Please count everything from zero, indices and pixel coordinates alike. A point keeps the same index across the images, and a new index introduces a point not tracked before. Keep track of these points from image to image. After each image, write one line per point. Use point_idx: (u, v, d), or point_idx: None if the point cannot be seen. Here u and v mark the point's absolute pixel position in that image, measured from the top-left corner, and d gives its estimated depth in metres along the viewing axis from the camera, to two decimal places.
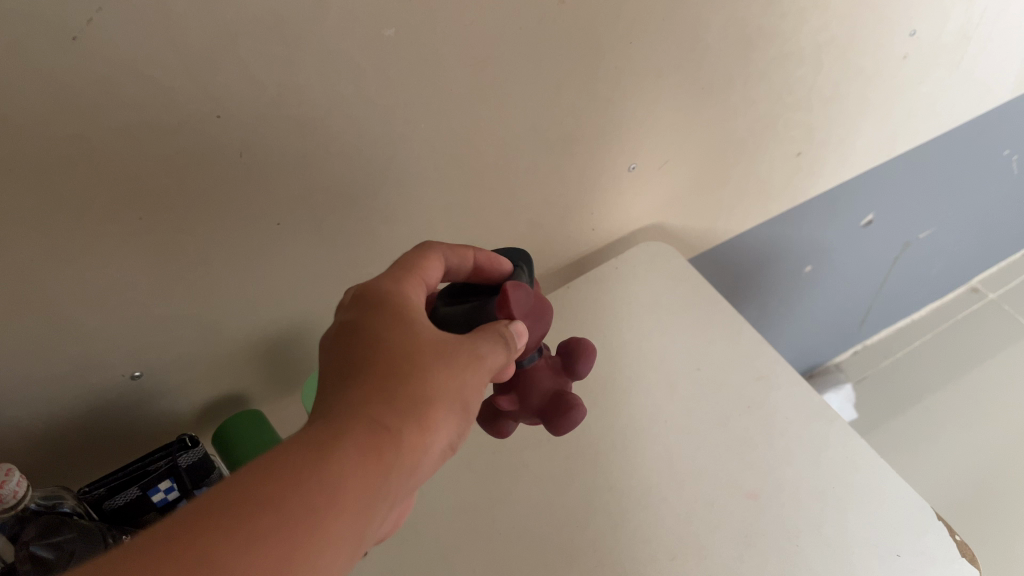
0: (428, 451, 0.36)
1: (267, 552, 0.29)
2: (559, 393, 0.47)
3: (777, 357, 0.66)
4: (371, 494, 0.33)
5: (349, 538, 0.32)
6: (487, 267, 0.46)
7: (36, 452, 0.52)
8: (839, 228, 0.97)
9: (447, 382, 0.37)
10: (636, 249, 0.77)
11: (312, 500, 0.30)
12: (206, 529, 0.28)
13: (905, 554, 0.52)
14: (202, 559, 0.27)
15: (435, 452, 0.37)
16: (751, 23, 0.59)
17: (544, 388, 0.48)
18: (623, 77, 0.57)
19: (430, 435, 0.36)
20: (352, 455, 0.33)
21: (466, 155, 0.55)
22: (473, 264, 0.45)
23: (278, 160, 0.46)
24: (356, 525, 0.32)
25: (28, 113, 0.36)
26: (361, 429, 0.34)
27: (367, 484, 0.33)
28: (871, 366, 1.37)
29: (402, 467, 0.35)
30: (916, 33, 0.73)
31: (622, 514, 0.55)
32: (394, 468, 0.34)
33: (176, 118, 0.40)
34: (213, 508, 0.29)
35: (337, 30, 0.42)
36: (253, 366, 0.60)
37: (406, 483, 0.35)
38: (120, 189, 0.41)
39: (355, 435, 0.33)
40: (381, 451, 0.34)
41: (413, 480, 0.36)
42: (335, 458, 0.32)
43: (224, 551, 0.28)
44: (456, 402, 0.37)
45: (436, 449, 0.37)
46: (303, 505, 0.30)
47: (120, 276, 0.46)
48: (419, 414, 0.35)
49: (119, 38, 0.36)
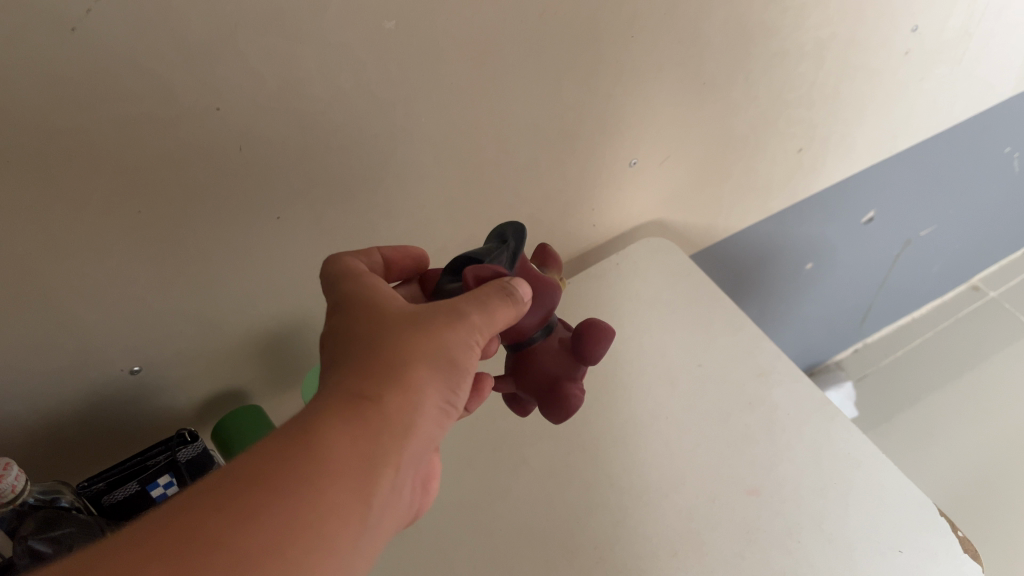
0: (423, 410, 0.35)
1: (265, 528, 0.28)
2: (558, 381, 0.46)
3: (778, 354, 0.66)
4: (365, 458, 0.32)
5: (353, 504, 0.31)
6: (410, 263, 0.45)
7: (35, 447, 0.52)
8: (839, 225, 0.96)
9: (424, 340, 0.36)
10: (637, 246, 0.77)
11: (300, 469, 0.30)
12: (203, 513, 0.27)
13: (907, 550, 0.52)
14: (199, 544, 0.27)
15: (431, 413, 0.36)
16: (752, 17, 0.59)
17: (544, 372, 0.46)
18: (624, 73, 0.57)
19: (418, 393, 0.35)
20: (333, 424, 0.32)
21: (466, 150, 0.55)
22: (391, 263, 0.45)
23: (278, 154, 0.46)
24: (356, 489, 0.31)
25: (26, 104, 0.36)
26: (339, 402, 0.33)
27: (357, 449, 0.32)
28: (872, 365, 1.37)
29: (393, 429, 0.34)
30: (918, 29, 0.72)
31: (623, 510, 0.55)
32: (385, 431, 0.33)
33: (176, 110, 0.40)
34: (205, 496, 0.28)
35: (337, 23, 0.41)
36: (252, 361, 0.59)
37: (408, 446, 0.35)
38: (118, 182, 0.41)
39: (333, 407, 0.33)
40: (364, 417, 0.33)
41: (417, 445, 0.35)
42: (317, 430, 0.32)
43: (224, 535, 0.27)
44: (442, 358, 0.36)
45: (432, 410, 0.36)
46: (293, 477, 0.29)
47: (119, 270, 0.45)
48: (399, 375, 0.35)
49: (118, 29, 0.36)
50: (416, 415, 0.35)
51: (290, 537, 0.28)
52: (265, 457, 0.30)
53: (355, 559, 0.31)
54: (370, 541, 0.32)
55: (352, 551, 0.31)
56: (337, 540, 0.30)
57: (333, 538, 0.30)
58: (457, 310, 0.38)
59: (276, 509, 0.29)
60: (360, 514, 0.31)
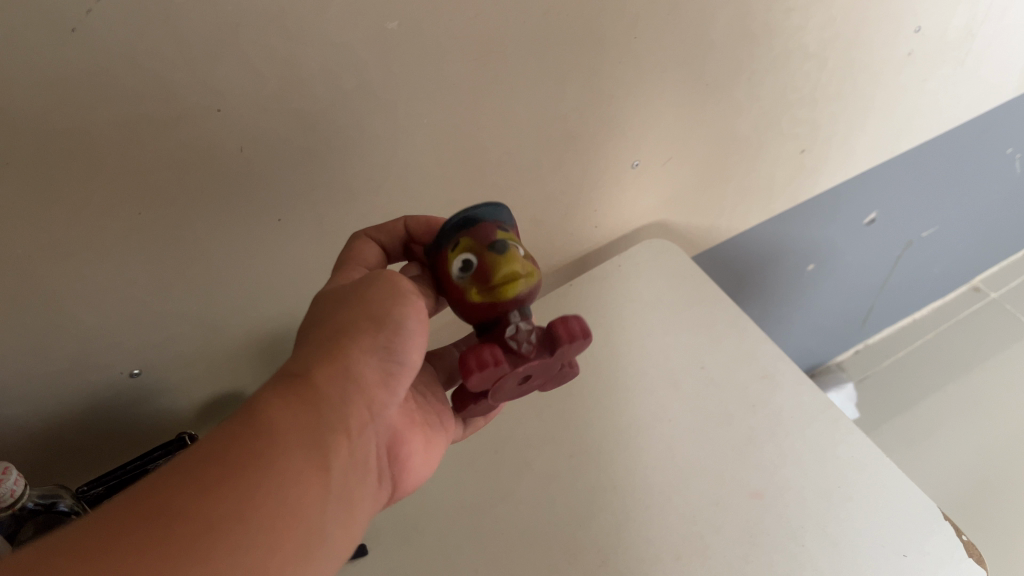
0: (360, 373, 0.38)
1: (224, 495, 0.31)
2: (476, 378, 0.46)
3: (781, 356, 0.66)
4: (307, 424, 0.35)
5: (302, 466, 0.34)
6: (420, 227, 0.48)
7: (34, 451, 0.51)
8: (842, 227, 0.96)
9: (346, 316, 0.39)
10: (638, 247, 0.76)
11: (247, 444, 0.33)
12: (161, 494, 0.30)
13: (912, 554, 0.52)
14: (158, 515, 0.29)
15: (371, 379, 0.39)
16: (755, 18, 0.59)
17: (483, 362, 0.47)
18: (627, 74, 0.57)
19: (348, 358, 0.38)
20: (272, 402, 0.35)
21: (469, 151, 0.54)
22: (405, 228, 0.48)
23: (279, 156, 0.45)
24: (300, 455, 0.34)
25: (25, 104, 0.35)
26: (276, 383, 0.36)
27: (298, 420, 0.35)
28: (872, 366, 1.37)
29: (329, 394, 0.37)
30: (921, 30, 0.72)
31: (626, 513, 0.54)
32: (325, 402, 0.36)
33: (176, 112, 0.40)
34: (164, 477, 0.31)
35: (339, 23, 0.41)
36: (253, 363, 0.59)
37: (350, 406, 0.37)
38: (118, 184, 0.41)
39: (271, 388, 0.36)
40: (298, 390, 0.36)
41: (362, 412, 0.38)
42: (258, 409, 0.34)
43: (186, 507, 0.30)
44: (367, 323, 0.39)
45: (372, 373, 0.39)
46: (241, 452, 0.32)
47: (117, 272, 0.45)
48: (330, 350, 0.38)
49: (118, 29, 0.35)
50: (352, 377, 0.38)
51: (245, 503, 0.31)
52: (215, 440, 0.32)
53: (318, 517, 0.35)
54: (326, 500, 0.35)
55: (313, 510, 0.34)
56: (294, 502, 0.33)
57: (290, 499, 0.33)
58: (370, 285, 0.40)
59: (229, 481, 0.31)
60: (313, 474, 0.34)
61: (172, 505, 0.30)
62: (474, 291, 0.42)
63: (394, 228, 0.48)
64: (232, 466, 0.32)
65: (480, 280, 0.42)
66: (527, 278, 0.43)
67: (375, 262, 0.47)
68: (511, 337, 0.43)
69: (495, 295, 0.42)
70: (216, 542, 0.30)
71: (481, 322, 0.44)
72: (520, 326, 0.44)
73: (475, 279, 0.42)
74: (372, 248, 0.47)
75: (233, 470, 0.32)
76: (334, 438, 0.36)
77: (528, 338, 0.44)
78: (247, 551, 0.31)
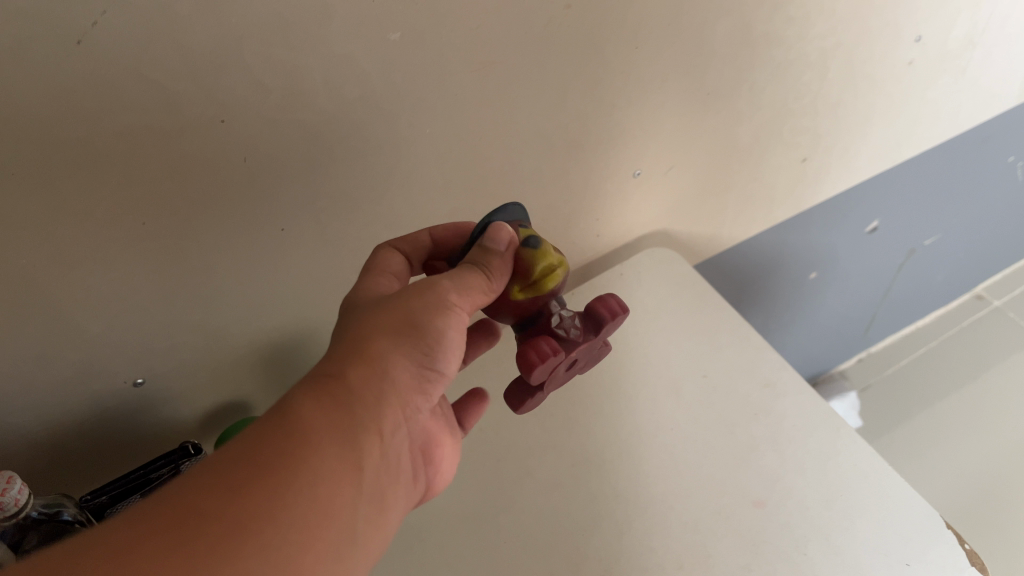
0: (392, 376, 0.39)
1: (261, 497, 0.32)
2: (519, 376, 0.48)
3: (783, 364, 0.66)
4: (340, 425, 0.36)
5: (334, 466, 0.35)
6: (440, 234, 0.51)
7: (37, 459, 0.51)
8: (844, 235, 0.96)
9: (379, 321, 0.40)
10: (641, 256, 0.77)
11: (284, 444, 0.34)
12: (199, 496, 0.31)
13: (915, 563, 0.52)
14: (195, 518, 0.30)
15: (402, 380, 0.40)
16: (756, 27, 0.59)
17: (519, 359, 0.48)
18: (629, 84, 0.57)
19: (384, 362, 0.39)
20: (307, 404, 0.36)
21: (471, 161, 0.55)
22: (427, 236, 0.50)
23: (283, 165, 0.46)
24: (336, 456, 0.35)
25: (30, 115, 0.36)
26: (311, 383, 0.37)
27: (333, 422, 0.36)
28: (876, 374, 1.37)
29: (362, 397, 0.38)
30: (922, 39, 0.72)
31: (628, 523, 0.54)
32: (359, 403, 0.37)
33: (180, 122, 0.40)
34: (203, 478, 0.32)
35: (342, 34, 0.41)
36: (256, 372, 0.59)
37: (385, 408, 0.39)
38: (123, 195, 0.41)
39: (307, 387, 0.37)
40: (330, 391, 0.37)
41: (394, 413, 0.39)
42: (294, 410, 0.35)
43: (224, 510, 0.31)
44: (402, 329, 0.40)
45: (406, 377, 0.40)
46: (274, 453, 0.33)
47: (120, 282, 0.45)
48: (363, 353, 0.39)
49: (123, 40, 0.36)
50: (387, 378, 0.39)
51: (284, 504, 0.32)
52: (251, 440, 0.34)
53: (351, 516, 0.36)
54: (356, 503, 0.36)
55: (347, 508, 0.36)
56: (327, 502, 0.34)
57: (322, 497, 0.34)
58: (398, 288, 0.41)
59: (262, 481, 0.32)
60: (343, 473, 0.35)
61: (209, 507, 0.31)
62: (517, 288, 0.44)
63: (420, 239, 0.50)
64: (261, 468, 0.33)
65: (520, 276, 0.44)
66: (559, 267, 0.45)
67: (402, 270, 0.48)
68: (557, 326, 0.46)
69: (536, 290, 0.44)
70: (252, 544, 0.31)
71: (522, 317, 0.46)
72: (563, 315, 0.47)
73: (515, 278, 0.44)
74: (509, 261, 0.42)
75: (265, 472, 0.33)
76: (366, 439, 0.37)
77: (569, 326, 0.47)
78: (281, 551, 0.32)
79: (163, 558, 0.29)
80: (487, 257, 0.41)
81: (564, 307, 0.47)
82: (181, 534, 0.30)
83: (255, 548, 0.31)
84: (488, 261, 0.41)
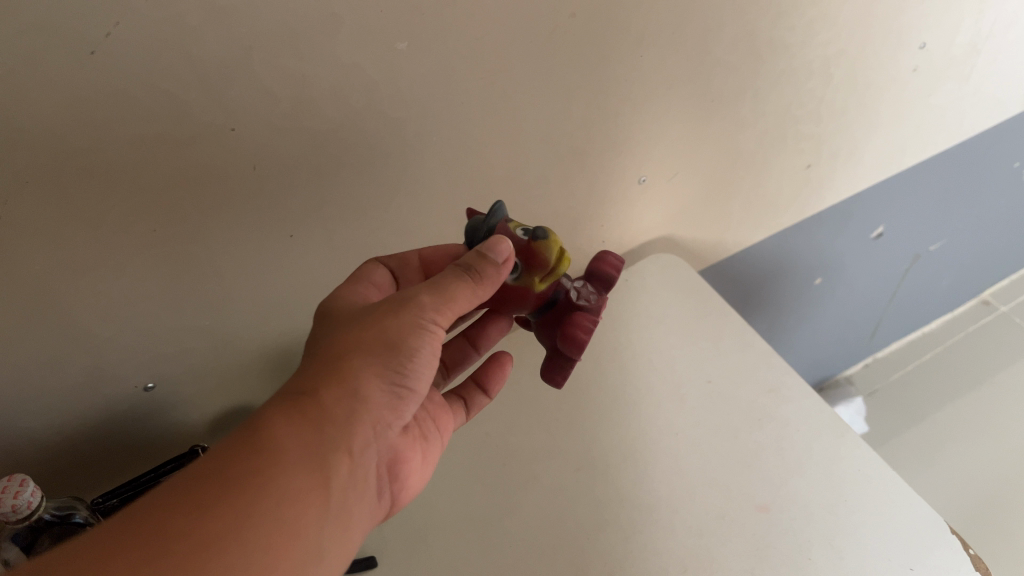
0: (367, 394, 0.39)
1: (223, 514, 0.33)
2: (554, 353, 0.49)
3: (788, 370, 0.66)
4: (310, 443, 0.37)
5: (302, 483, 0.36)
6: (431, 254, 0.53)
7: (49, 463, 0.52)
8: (849, 241, 0.97)
9: (354, 340, 0.40)
10: (646, 262, 0.77)
11: (251, 461, 0.35)
12: (164, 512, 0.32)
13: (919, 567, 0.52)
14: (158, 533, 0.31)
15: (375, 400, 0.40)
16: (760, 35, 0.59)
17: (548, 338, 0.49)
18: (633, 92, 0.58)
19: (357, 380, 0.39)
20: (275, 420, 0.37)
21: (477, 169, 0.55)
22: (418, 257, 0.52)
23: (291, 174, 0.46)
24: (304, 474, 0.36)
25: (44, 124, 0.36)
26: (281, 401, 0.38)
27: (302, 439, 0.37)
28: (882, 380, 1.37)
29: (334, 416, 0.38)
30: (926, 46, 0.73)
31: (633, 527, 0.55)
32: (329, 421, 0.38)
33: (190, 131, 0.41)
34: (171, 495, 0.33)
35: (350, 44, 0.42)
36: (265, 377, 0.60)
37: (356, 426, 0.39)
38: (134, 203, 0.42)
39: (277, 405, 0.37)
40: (302, 408, 0.38)
41: (364, 432, 0.40)
42: (263, 427, 0.36)
43: (188, 526, 0.32)
44: (379, 348, 0.40)
45: (379, 396, 0.40)
46: (240, 469, 0.34)
47: (131, 288, 0.46)
48: (335, 370, 0.39)
49: (136, 51, 0.36)
50: (359, 396, 0.39)
51: (246, 522, 0.33)
52: (219, 456, 0.35)
53: (317, 534, 0.36)
54: (322, 520, 0.37)
55: (312, 526, 0.36)
56: (291, 519, 0.35)
57: (287, 515, 0.35)
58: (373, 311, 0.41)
59: (227, 496, 0.33)
60: (311, 491, 0.36)
61: (173, 524, 0.32)
62: (538, 279, 0.44)
63: (408, 260, 0.52)
64: (231, 485, 0.34)
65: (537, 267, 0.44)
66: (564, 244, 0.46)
67: (384, 282, 0.50)
68: (578, 297, 0.48)
69: (554, 276, 0.45)
70: (213, 563, 0.31)
71: (544, 302, 0.47)
72: (578, 287, 0.48)
73: (535, 271, 0.44)
74: (505, 272, 0.42)
75: (230, 488, 0.33)
76: (335, 457, 0.38)
77: (587, 295, 0.48)
78: (242, 569, 0.32)
79: (121, 568, 0.30)
80: (482, 263, 0.41)
81: (572, 280, 0.49)
82: (142, 549, 0.31)
83: (218, 567, 0.32)
84: (479, 269, 0.41)
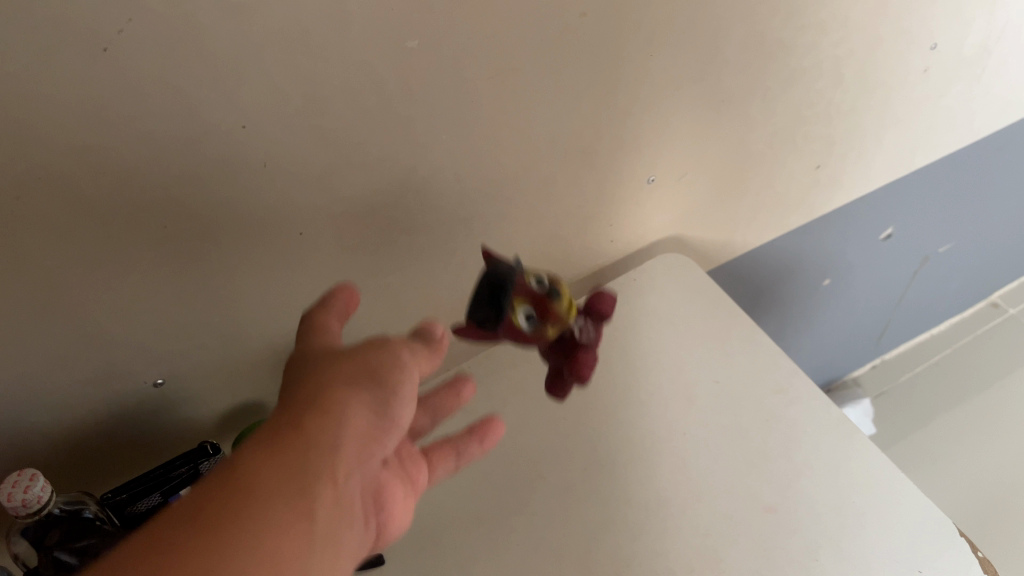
0: (350, 422, 0.38)
1: (211, 529, 0.30)
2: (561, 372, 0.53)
3: (798, 370, 0.65)
4: (297, 465, 0.35)
5: (290, 501, 0.33)
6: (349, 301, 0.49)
7: (59, 458, 0.52)
8: (858, 242, 0.96)
9: (327, 378, 0.39)
10: (654, 261, 0.76)
11: (232, 480, 0.32)
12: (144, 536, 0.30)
13: (927, 570, 0.52)
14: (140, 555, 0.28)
15: (359, 428, 0.38)
16: (770, 35, 0.59)
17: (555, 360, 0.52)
18: (643, 91, 0.58)
19: (339, 408, 0.38)
20: (256, 449, 0.35)
21: (487, 167, 0.55)
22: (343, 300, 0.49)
23: (302, 171, 0.46)
24: (294, 492, 0.34)
25: (57, 120, 0.37)
26: (259, 439, 0.36)
27: (289, 464, 0.34)
28: (890, 382, 1.36)
29: (320, 441, 0.36)
30: (937, 47, 0.72)
31: (640, 527, 0.55)
32: (314, 447, 0.36)
33: (202, 128, 0.41)
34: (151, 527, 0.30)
35: (361, 42, 0.42)
36: (273, 374, 0.60)
37: (341, 450, 0.37)
38: (144, 199, 0.42)
39: (255, 442, 0.36)
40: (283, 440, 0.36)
41: (351, 462, 0.38)
42: (242, 456, 0.34)
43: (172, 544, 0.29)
44: (353, 385, 0.39)
45: (361, 424, 0.38)
46: (224, 489, 0.32)
47: (142, 284, 0.46)
48: (314, 402, 0.38)
49: (148, 48, 0.36)
50: (341, 422, 0.38)
51: (233, 532, 0.31)
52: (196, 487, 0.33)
53: (311, 558, 0.33)
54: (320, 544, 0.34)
55: (305, 549, 0.33)
56: (280, 532, 0.32)
57: (274, 537, 0.32)
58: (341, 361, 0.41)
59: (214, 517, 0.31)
60: (301, 511, 0.33)
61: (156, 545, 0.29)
62: (551, 329, 0.45)
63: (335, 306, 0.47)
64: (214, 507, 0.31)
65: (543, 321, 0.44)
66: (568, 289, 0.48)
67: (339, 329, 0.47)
68: (579, 334, 0.51)
69: (566, 321, 0.47)
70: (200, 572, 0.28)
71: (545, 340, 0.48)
72: (582, 326, 0.52)
73: (546, 322, 0.45)
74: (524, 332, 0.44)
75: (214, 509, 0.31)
76: (323, 481, 0.35)
77: (587, 332, 0.52)
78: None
79: None
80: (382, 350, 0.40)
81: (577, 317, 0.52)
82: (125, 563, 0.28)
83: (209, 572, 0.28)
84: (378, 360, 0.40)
